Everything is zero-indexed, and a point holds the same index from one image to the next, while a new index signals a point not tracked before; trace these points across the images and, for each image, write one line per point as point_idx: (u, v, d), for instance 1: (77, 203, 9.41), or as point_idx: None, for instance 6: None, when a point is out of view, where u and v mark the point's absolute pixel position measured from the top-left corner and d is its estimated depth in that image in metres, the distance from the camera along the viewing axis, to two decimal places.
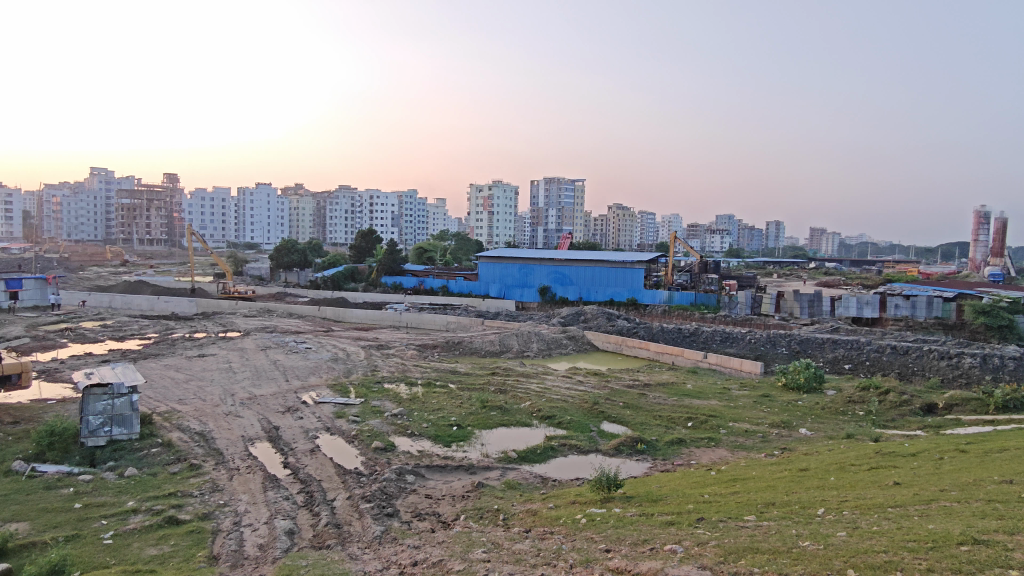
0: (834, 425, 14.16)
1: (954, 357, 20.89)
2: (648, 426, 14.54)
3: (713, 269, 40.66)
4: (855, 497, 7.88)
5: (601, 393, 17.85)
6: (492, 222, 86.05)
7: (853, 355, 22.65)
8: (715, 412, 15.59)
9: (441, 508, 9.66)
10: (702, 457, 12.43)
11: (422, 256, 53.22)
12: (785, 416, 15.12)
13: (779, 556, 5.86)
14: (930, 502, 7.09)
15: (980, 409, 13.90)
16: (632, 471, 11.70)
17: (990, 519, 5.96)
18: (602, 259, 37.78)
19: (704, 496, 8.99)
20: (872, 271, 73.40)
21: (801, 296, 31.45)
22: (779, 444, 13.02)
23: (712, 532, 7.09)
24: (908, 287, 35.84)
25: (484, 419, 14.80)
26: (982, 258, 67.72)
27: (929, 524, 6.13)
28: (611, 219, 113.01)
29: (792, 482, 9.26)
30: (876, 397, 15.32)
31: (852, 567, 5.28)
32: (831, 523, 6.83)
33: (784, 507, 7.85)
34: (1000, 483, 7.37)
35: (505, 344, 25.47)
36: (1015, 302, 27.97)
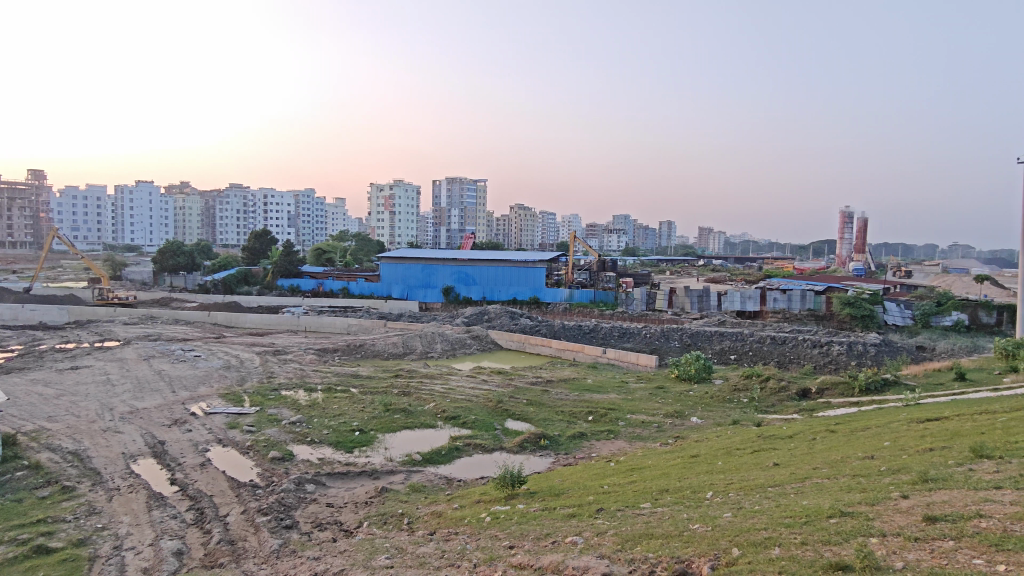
0: (722, 412, 15.08)
1: (824, 345, 22.77)
2: (551, 422, 14.85)
3: (611, 267, 42.04)
4: (739, 479, 8.40)
5: (505, 391, 18.02)
6: (393, 222, 84.92)
7: (738, 346, 24.22)
8: (615, 405, 16.17)
9: (343, 517, 9.38)
10: (602, 449, 12.85)
11: (321, 257, 51.58)
12: (678, 406, 15.90)
13: (672, 540, 6.14)
14: (804, 479, 7.69)
15: (847, 391, 15.21)
16: (535, 467, 11.88)
17: (854, 492, 6.53)
18: (504, 259, 38.14)
19: (604, 487, 9.29)
20: (756, 271, 67.30)
21: (691, 292, 33.14)
22: (673, 432, 13.69)
23: (610, 522, 7.33)
24: (784, 281, 38.67)
25: (387, 422, 14.55)
26: (846, 253, 74.17)
27: (803, 501, 6.63)
28: (513, 220, 114.39)
29: (684, 468, 9.77)
30: (758, 384, 16.46)
31: (736, 545, 5.63)
32: (718, 505, 7.25)
33: (676, 493, 8.26)
34: (863, 458, 8.10)
35: (408, 346, 25.17)
36: (875, 294, 30.88)
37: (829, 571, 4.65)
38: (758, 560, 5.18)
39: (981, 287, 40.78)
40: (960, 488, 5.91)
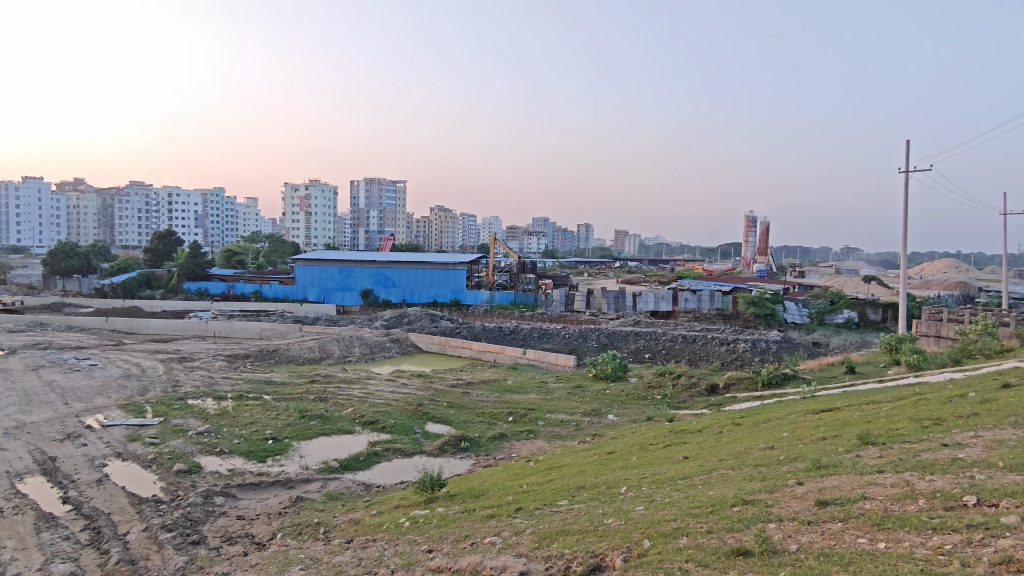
0: (637, 409, 15.57)
1: (731, 343, 23.96)
2: (471, 424, 14.83)
3: (531, 269, 42.59)
4: (652, 473, 8.69)
5: (425, 394, 17.86)
6: (310, 223, 82.42)
7: (652, 345, 25.07)
8: (534, 405, 16.34)
9: (255, 529, 9.01)
10: (522, 449, 12.96)
11: (231, 260, 49.34)
12: (595, 404, 16.28)
13: (587, 536, 6.28)
14: (711, 471, 8.05)
15: (751, 386, 16.05)
16: (455, 470, 11.84)
17: (755, 481, 6.89)
18: (423, 261, 37.82)
19: (523, 486, 9.38)
20: (668, 271, 74.98)
21: (607, 293, 33.98)
22: (590, 430, 13.99)
23: (528, 520, 7.40)
24: (694, 281, 40.40)
25: (303, 430, 14.09)
26: (750, 254, 78.34)
27: (709, 491, 6.96)
28: (433, 221, 113.57)
29: (600, 465, 10.01)
30: (671, 381, 17.11)
31: (647, 537, 5.82)
32: (632, 499, 7.47)
33: (593, 489, 8.45)
34: (765, 449, 8.57)
35: (325, 350, 24.52)
36: (776, 293, 32.78)
37: (732, 556, 4.88)
38: (667, 550, 5.37)
39: (868, 287, 44.07)
40: (848, 473, 6.35)
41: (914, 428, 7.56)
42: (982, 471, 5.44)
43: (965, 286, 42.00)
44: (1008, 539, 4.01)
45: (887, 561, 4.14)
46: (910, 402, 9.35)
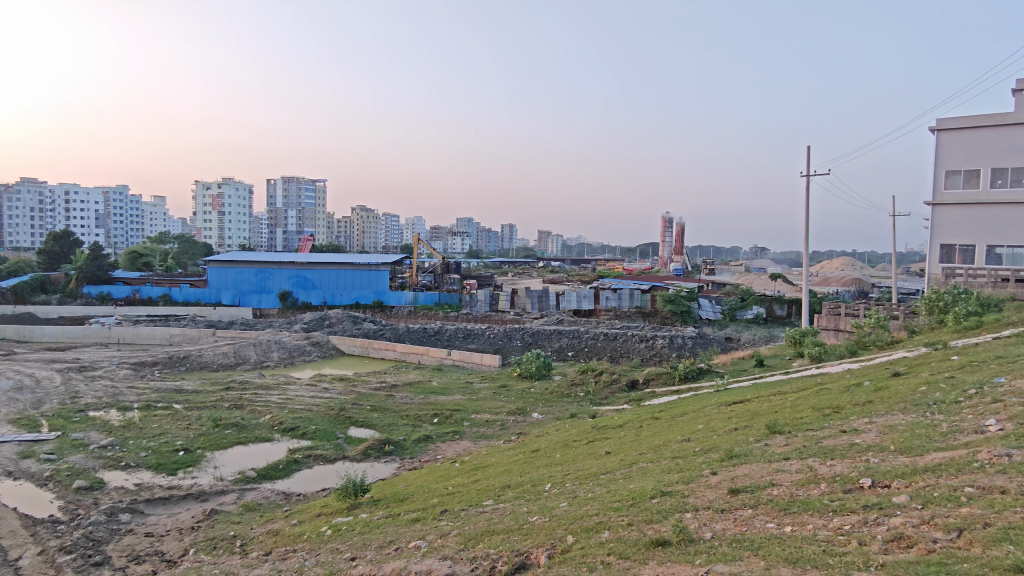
0: (560, 407, 15.83)
1: (650, 340, 24.76)
2: (395, 427, 14.61)
3: (455, 269, 42.53)
4: (575, 470, 8.84)
5: (347, 398, 17.44)
6: (223, 223, 78.92)
7: (575, 343, 25.53)
8: (459, 406, 16.27)
9: (165, 546, 8.53)
10: (447, 451, 12.87)
11: (135, 261, 46.55)
12: (519, 403, 16.42)
13: (512, 534, 6.31)
14: (631, 465, 8.27)
15: (668, 380, 16.66)
16: (379, 474, 11.63)
17: (672, 473, 7.14)
18: (344, 262, 36.91)
19: (448, 488, 9.32)
20: (589, 271, 74.95)
21: (531, 292, 34.29)
22: (515, 430, 14.08)
23: (454, 522, 7.36)
24: (615, 280, 41.65)
25: (217, 439, 13.46)
26: (667, 254, 81.53)
27: (630, 484, 7.15)
28: (354, 222, 111.26)
29: (525, 463, 10.09)
30: (593, 378, 17.49)
31: (570, 532, 5.92)
32: (555, 496, 7.58)
33: (517, 487, 8.51)
34: (681, 441, 8.88)
35: (240, 356, 23.54)
36: (691, 291, 34.11)
37: (651, 547, 5.03)
38: (590, 545, 5.47)
39: (775, 284, 46.70)
40: (758, 461, 6.69)
41: (817, 416, 8.05)
42: (876, 454, 5.85)
43: (859, 282, 45.16)
44: (899, 518, 4.32)
45: (793, 544, 4.37)
46: (812, 392, 9.95)
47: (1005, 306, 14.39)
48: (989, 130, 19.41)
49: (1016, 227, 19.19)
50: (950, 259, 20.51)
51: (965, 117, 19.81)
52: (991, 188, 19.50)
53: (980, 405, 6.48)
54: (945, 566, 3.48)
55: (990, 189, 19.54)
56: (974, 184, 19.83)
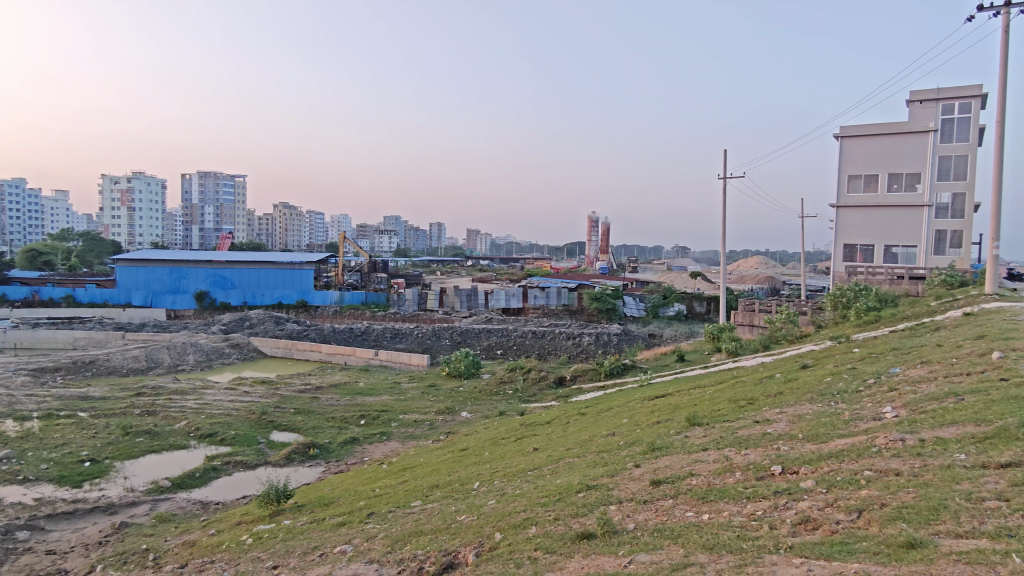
0: (489, 405, 15.89)
1: (577, 337, 25.23)
2: (320, 430, 14.23)
3: (382, 268, 41.89)
4: (504, 467, 8.88)
5: (269, 401, 16.85)
6: (133, 219, 74.61)
7: (503, 342, 25.65)
8: (387, 406, 16.04)
9: (69, 563, 7.99)
10: (374, 452, 12.65)
11: (34, 260, 43.33)
12: (448, 402, 16.37)
13: (440, 534, 6.28)
14: (558, 460, 8.39)
15: (595, 376, 17.03)
16: (303, 479, 11.32)
17: (598, 467, 7.30)
18: (265, 261, 35.59)
19: (375, 490, 9.17)
20: (517, 271, 71.17)
21: (460, 291, 34.07)
22: (444, 429, 14.02)
23: (380, 524, 7.26)
24: (543, 279, 42.20)
25: (127, 448, 12.72)
26: (593, 253, 83.14)
27: (556, 480, 7.26)
28: (277, 219, 107.74)
29: (454, 462, 10.07)
30: (521, 375, 17.65)
31: (498, 530, 5.95)
32: (483, 494, 7.59)
33: (446, 487, 8.48)
34: (607, 436, 9.09)
35: (153, 359, 22.31)
36: (616, 289, 34.95)
37: (576, 541, 5.12)
38: (517, 541, 5.51)
39: (694, 282, 48.59)
40: (678, 453, 6.94)
41: (732, 408, 8.42)
42: (785, 443, 6.18)
43: (772, 279, 47.60)
44: (805, 502, 4.58)
45: (709, 531, 4.56)
46: (728, 385, 10.41)
47: (900, 302, 15.50)
48: (887, 138, 20.85)
49: (909, 229, 20.71)
50: (852, 258, 21.89)
51: (866, 125, 21.22)
52: (889, 193, 20.93)
53: (879, 393, 6.95)
54: (846, 546, 3.71)
55: (888, 193, 20.96)
56: (874, 188, 21.24)
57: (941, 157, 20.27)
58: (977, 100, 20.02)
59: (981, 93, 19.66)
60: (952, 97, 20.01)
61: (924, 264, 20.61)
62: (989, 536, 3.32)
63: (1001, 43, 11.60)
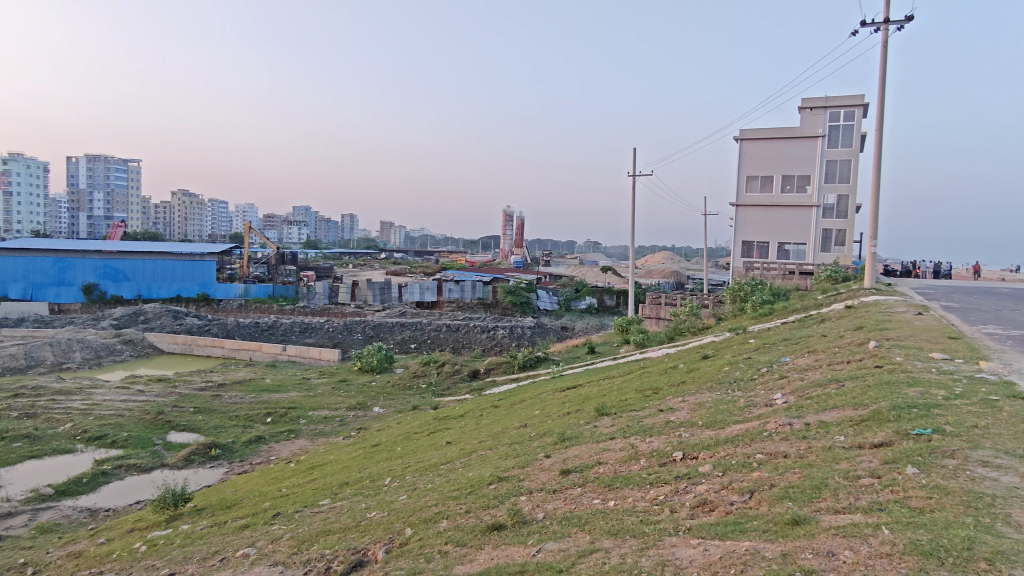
0: (402, 399, 15.70)
1: (491, 330, 25.40)
2: (223, 429, 13.57)
3: (291, 260, 40.43)
4: (415, 462, 8.79)
5: (166, 400, 15.89)
6: (9, 205, 67.92)
7: (417, 335, 25.39)
8: (295, 403, 15.51)
9: None
10: (281, 451, 12.21)
11: None
12: (360, 398, 16.04)
13: (349, 532, 6.14)
14: (471, 453, 8.41)
15: (508, 369, 17.20)
16: (203, 481, 10.77)
17: (509, 459, 7.37)
18: (162, 252, 33.46)
19: (281, 490, 8.86)
20: (430, 271, 54.95)
21: (373, 284, 33.32)
22: (355, 425, 13.73)
23: (286, 525, 7.02)
24: (457, 273, 42.01)
25: (2, 455, 11.62)
26: (508, 247, 83.62)
27: (468, 473, 7.27)
28: (175, 207, 101.64)
29: (365, 458, 9.87)
30: (435, 369, 17.55)
31: (408, 525, 5.89)
32: (394, 489, 7.49)
33: (356, 484, 8.30)
34: (519, 427, 9.19)
35: (34, 357, 20.47)
36: (530, 283, 35.39)
37: (487, 533, 5.15)
38: (428, 535, 5.48)
39: (605, 276, 50.03)
40: (586, 443, 7.13)
41: (639, 397, 8.74)
42: (686, 430, 6.46)
43: (676, 274, 49.61)
44: (703, 485, 4.82)
45: (615, 517, 4.71)
46: (635, 375, 10.78)
47: (791, 295, 16.58)
48: (781, 142, 22.20)
49: (800, 227, 22.13)
50: (750, 254, 22.98)
51: (763, 129, 22.50)
52: (782, 193, 22.28)
53: (770, 381, 7.42)
54: (738, 525, 3.93)
55: (782, 193, 22.30)
56: (769, 189, 22.50)
57: (828, 161, 21.90)
58: (859, 109, 21.88)
59: (862, 103, 21.48)
60: (838, 106, 21.77)
61: (813, 261, 22.08)
62: (862, 511, 3.61)
63: (880, 58, 12.56)
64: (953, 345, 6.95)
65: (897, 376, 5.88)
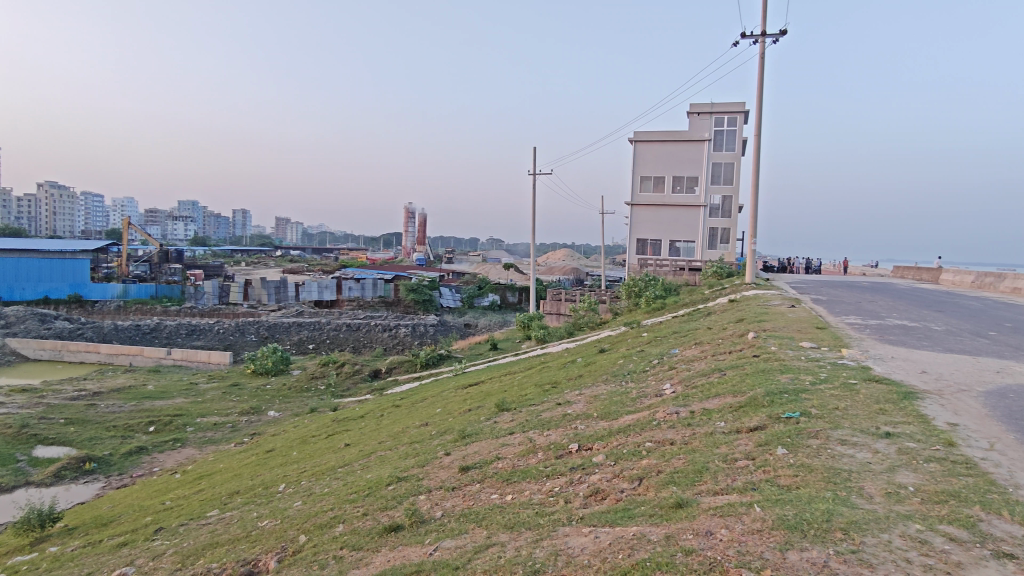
0: (300, 402, 15.15)
1: (393, 329, 25.06)
2: (99, 441, 12.54)
3: (176, 259, 37.97)
4: (312, 466, 8.51)
5: (32, 412, 14.45)
6: None
7: (316, 335, 24.58)
8: (181, 410, 14.58)
9: None
10: (166, 461, 11.45)
11: None
12: (253, 402, 15.32)
13: (238, 544, 5.85)
14: (370, 454, 8.24)
15: (410, 367, 17.02)
16: (76, 497, 9.90)
17: (408, 458, 7.29)
18: (27, 249, 30.38)
19: (165, 503, 8.30)
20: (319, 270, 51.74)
21: (267, 283, 31.88)
22: (248, 430, 13.11)
23: (169, 540, 6.59)
24: (357, 271, 41.06)
25: None
26: (410, 245, 82.54)
27: (367, 474, 7.12)
28: (42, 201, 92.76)
29: (257, 465, 9.44)
30: (334, 370, 17.06)
31: (303, 532, 5.69)
32: (289, 496, 7.21)
33: (248, 492, 7.92)
34: (419, 426, 9.11)
35: None
36: (433, 280, 35.20)
37: (384, 534, 5.06)
38: (322, 542, 5.32)
39: (507, 273, 50.61)
40: (486, 438, 7.17)
41: (538, 392, 8.91)
42: (582, 422, 6.65)
43: (576, 271, 51.03)
44: (596, 475, 4.97)
45: (511, 510, 4.77)
46: (536, 370, 10.99)
47: (681, 291, 17.45)
48: (672, 144, 23.28)
49: (689, 226, 23.31)
50: (644, 252, 23.92)
51: (655, 132, 23.51)
52: (673, 193, 23.35)
53: (660, 372, 7.77)
54: (627, 511, 4.08)
55: (672, 193, 23.37)
56: (661, 188, 23.53)
57: (713, 163, 23.22)
58: (741, 115, 23.39)
59: (743, 110, 22.96)
60: (722, 112, 23.21)
61: (700, 257, 23.32)
62: (738, 491, 3.85)
63: (758, 69, 13.46)
64: (819, 335, 7.58)
65: (772, 364, 6.33)
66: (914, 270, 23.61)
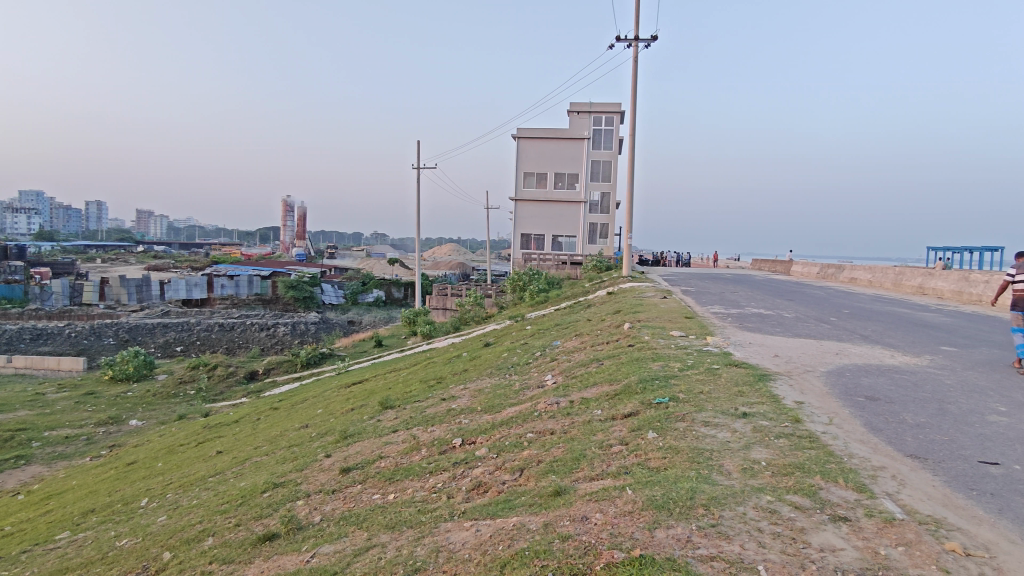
0: (166, 409, 14.07)
1: (271, 328, 24.01)
2: None
3: (16, 255, 33.92)
4: (178, 477, 7.93)
5: None
6: None
7: (185, 337, 22.94)
8: (23, 424, 13.05)
9: None
10: (6, 482, 10.21)
11: None
12: (111, 411, 14.03)
13: (93, 567, 5.34)
14: (245, 461, 7.79)
15: (290, 367, 16.32)
16: None
17: (286, 463, 6.97)
18: None
19: (4, 529, 7.41)
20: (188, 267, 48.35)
21: (127, 281, 29.29)
22: (106, 442, 11.99)
23: (8, 571, 5.89)
24: (231, 267, 38.76)
25: None
26: (288, 241, 78.97)
27: (240, 482, 6.73)
28: None
29: (115, 480, 8.65)
30: (205, 373, 16.00)
31: (167, 549, 5.29)
32: (152, 511, 6.67)
33: (104, 511, 7.23)
34: (298, 429, 8.74)
35: None
36: (314, 276, 34.02)
37: (257, 545, 4.80)
38: (190, 557, 4.97)
39: (392, 268, 49.81)
40: (369, 437, 7.00)
41: (422, 388, 8.83)
42: (466, 416, 6.66)
43: (462, 265, 51.25)
44: (479, 468, 5.00)
45: (393, 510, 4.69)
46: (420, 366, 10.89)
47: (563, 284, 17.97)
48: (554, 141, 23.77)
49: (571, 221, 24.03)
50: (528, 246, 24.35)
51: (537, 129, 23.94)
52: (555, 188, 23.89)
53: (542, 364, 7.94)
54: (508, 502, 4.14)
55: (555, 189, 23.91)
56: (544, 184, 24.01)
57: (593, 161, 24.14)
58: (617, 115, 24.36)
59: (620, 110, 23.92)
60: (600, 111, 24.00)
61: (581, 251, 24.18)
62: (612, 475, 4.01)
63: (632, 71, 14.03)
64: (688, 324, 8.06)
65: (645, 353, 6.65)
66: (769, 262, 25.79)
